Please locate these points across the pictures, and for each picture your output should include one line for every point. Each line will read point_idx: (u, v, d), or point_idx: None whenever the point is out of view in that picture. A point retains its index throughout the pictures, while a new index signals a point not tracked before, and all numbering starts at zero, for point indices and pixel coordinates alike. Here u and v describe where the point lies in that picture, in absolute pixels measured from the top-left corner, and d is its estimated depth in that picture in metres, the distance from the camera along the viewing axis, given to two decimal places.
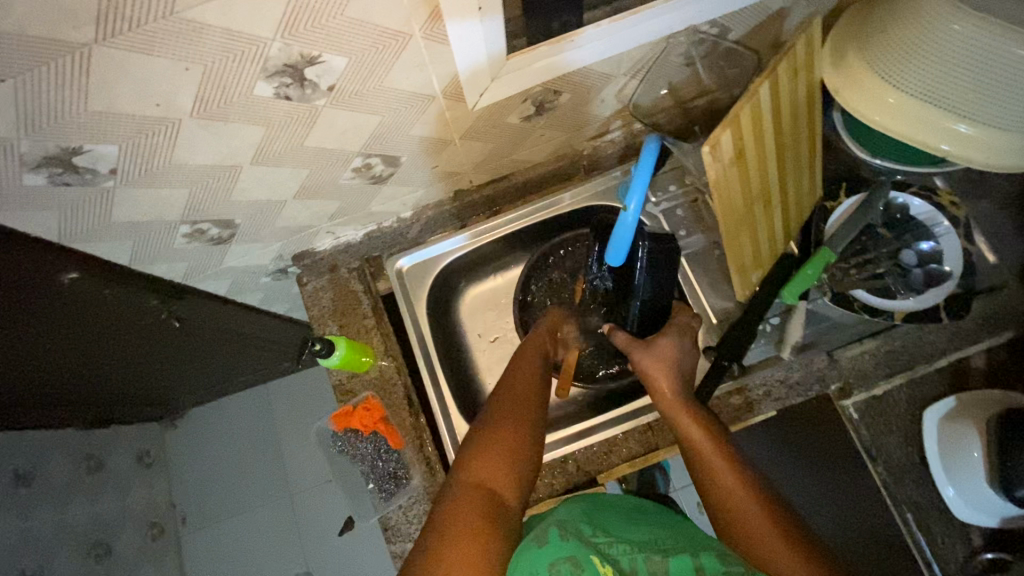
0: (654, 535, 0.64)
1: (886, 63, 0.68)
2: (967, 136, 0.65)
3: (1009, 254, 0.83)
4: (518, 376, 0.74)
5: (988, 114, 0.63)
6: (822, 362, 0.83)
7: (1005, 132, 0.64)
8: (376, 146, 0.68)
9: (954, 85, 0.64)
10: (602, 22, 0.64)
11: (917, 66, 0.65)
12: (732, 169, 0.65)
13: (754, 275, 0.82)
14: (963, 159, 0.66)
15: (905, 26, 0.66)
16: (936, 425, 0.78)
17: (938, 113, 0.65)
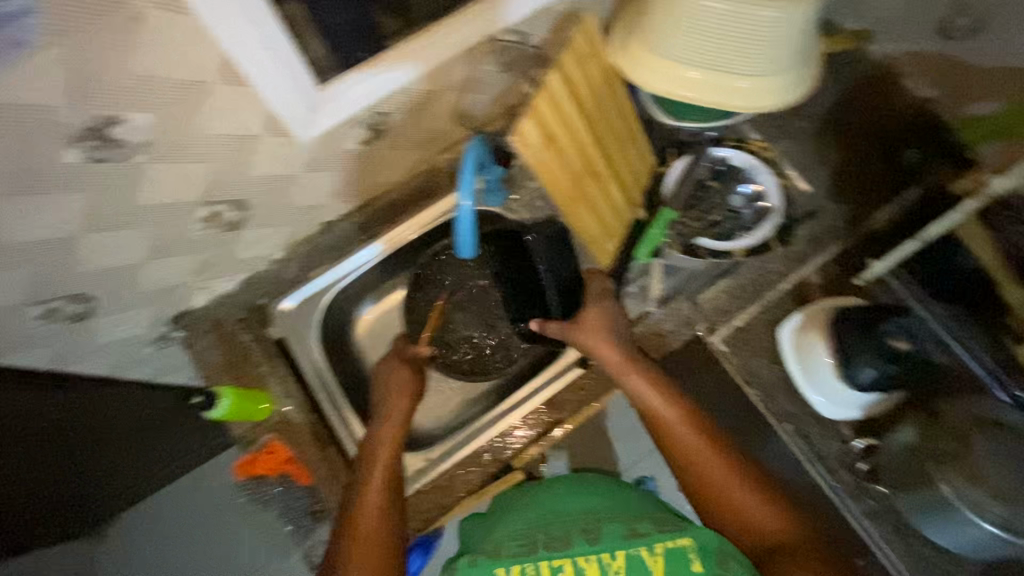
0: (591, 519, 0.71)
1: (663, 44, 0.76)
2: (751, 88, 0.76)
3: (817, 182, 0.96)
4: (371, 477, 0.73)
5: (758, 67, 0.74)
6: (687, 308, 0.91)
7: (774, 78, 0.75)
8: (218, 192, 0.71)
9: (723, 51, 0.73)
10: (401, 47, 0.71)
11: (689, 43, 0.74)
12: (547, 154, 0.73)
13: (607, 243, 0.91)
14: (754, 109, 0.77)
15: (667, 9, 0.74)
16: (790, 339, 0.87)
17: (722, 77, 0.75)
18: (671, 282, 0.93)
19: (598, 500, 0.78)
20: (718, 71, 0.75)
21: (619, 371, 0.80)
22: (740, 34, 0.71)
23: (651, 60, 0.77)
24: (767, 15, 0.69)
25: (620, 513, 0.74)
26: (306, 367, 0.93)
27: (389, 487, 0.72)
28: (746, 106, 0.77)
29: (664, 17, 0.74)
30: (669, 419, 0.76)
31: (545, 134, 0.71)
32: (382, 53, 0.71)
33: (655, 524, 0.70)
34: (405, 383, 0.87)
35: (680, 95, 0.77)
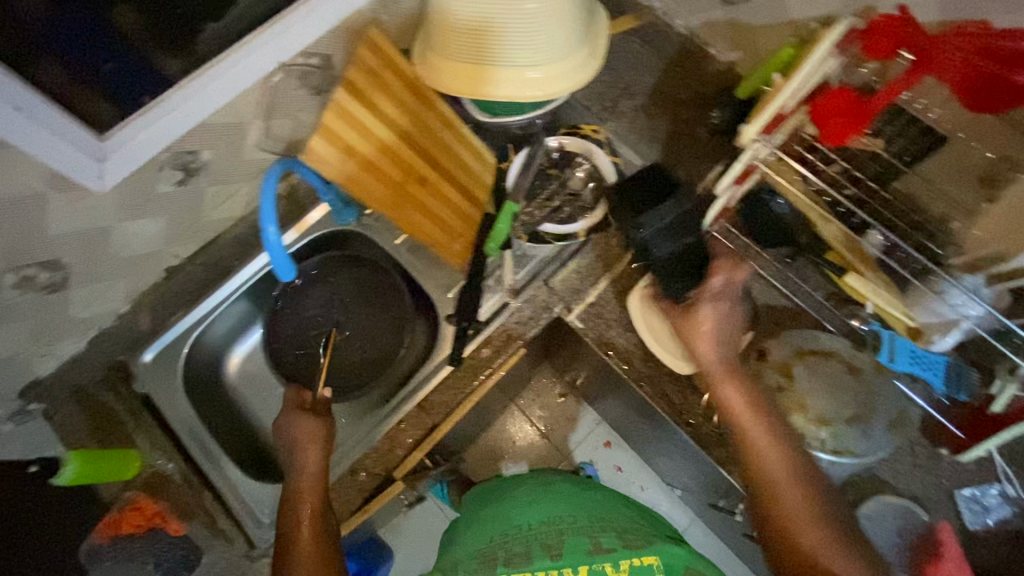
0: (554, 531, 0.76)
1: (449, 50, 0.79)
2: (543, 77, 0.79)
3: (648, 155, 1.01)
4: (301, 520, 0.72)
5: (542, 56, 0.78)
6: (542, 292, 0.95)
7: (564, 63, 0.79)
8: (23, 256, 0.71)
9: (508, 46, 0.77)
10: (184, 84, 0.72)
11: (475, 43, 0.77)
12: (352, 166, 0.75)
13: (454, 243, 0.93)
14: (555, 94, 0.80)
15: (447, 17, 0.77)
16: (638, 304, 0.91)
17: (513, 71, 0.78)
18: (526, 270, 0.95)
19: (566, 503, 0.82)
20: (510, 65, 0.78)
21: (717, 375, 0.79)
22: (516, 27, 0.75)
23: (443, 66, 0.80)
24: (530, 7, 0.74)
25: (584, 518, 0.78)
26: (168, 417, 0.90)
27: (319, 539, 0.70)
28: (545, 94, 0.80)
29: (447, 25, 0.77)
30: (766, 450, 0.73)
31: (342, 150, 0.73)
32: (166, 92, 0.71)
33: (620, 534, 0.74)
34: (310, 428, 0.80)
35: (483, 94, 0.80)
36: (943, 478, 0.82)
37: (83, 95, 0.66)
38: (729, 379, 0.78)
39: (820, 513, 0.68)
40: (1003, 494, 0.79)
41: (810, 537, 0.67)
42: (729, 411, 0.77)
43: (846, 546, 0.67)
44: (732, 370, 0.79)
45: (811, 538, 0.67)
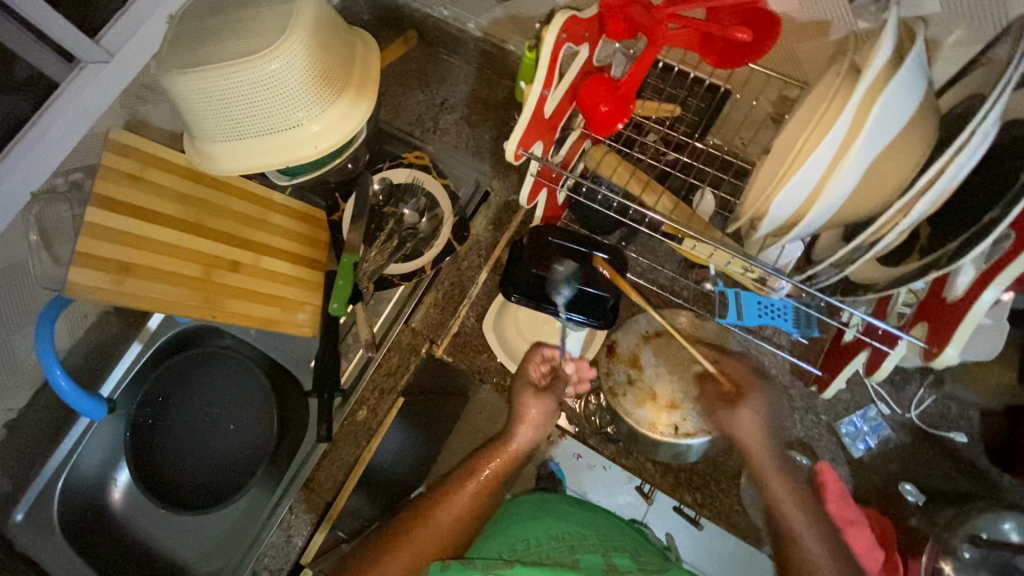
0: (567, 548, 0.69)
1: (213, 134, 0.73)
2: (324, 129, 0.74)
3: (477, 169, 0.99)
4: (466, 481, 0.73)
5: (312, 110, 0.73)
6: (406, 334, 0.94)
7: (337, 108, 0.74)
8: None
9: (264, 111, 0.71)
10: None
11: (229, 120, 0.72)
12: (135, 282, 0.72)
13: (298, 313, 0.87)
14: (341, 142, 0.75)
15: (189, 104, 0.72)
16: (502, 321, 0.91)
17: (287, 135, 0.73)
18: (384, 318, 0.93)
19: (573, 520, 0.75)
20: (278, 130, 0.72)
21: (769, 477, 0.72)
22: (260, 91, 0.69)
23: (214, 152, 0.74)
24: (273, 67, 0.69)
25: (594, 537, 0.72)
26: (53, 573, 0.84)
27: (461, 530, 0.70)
28: (334, 146, 0.75)
29: (193, 112, 0.72)
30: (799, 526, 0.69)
31: (114, 272, 0.71)
32: None
33: (633, 556, 0.70)
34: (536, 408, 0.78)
35: (263, 168, 0.74)
36: (822, 415, 0.82)
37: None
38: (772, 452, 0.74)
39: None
40: (879, 414, 0.81)
41: None
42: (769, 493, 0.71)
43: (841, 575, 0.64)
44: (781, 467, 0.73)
45: None
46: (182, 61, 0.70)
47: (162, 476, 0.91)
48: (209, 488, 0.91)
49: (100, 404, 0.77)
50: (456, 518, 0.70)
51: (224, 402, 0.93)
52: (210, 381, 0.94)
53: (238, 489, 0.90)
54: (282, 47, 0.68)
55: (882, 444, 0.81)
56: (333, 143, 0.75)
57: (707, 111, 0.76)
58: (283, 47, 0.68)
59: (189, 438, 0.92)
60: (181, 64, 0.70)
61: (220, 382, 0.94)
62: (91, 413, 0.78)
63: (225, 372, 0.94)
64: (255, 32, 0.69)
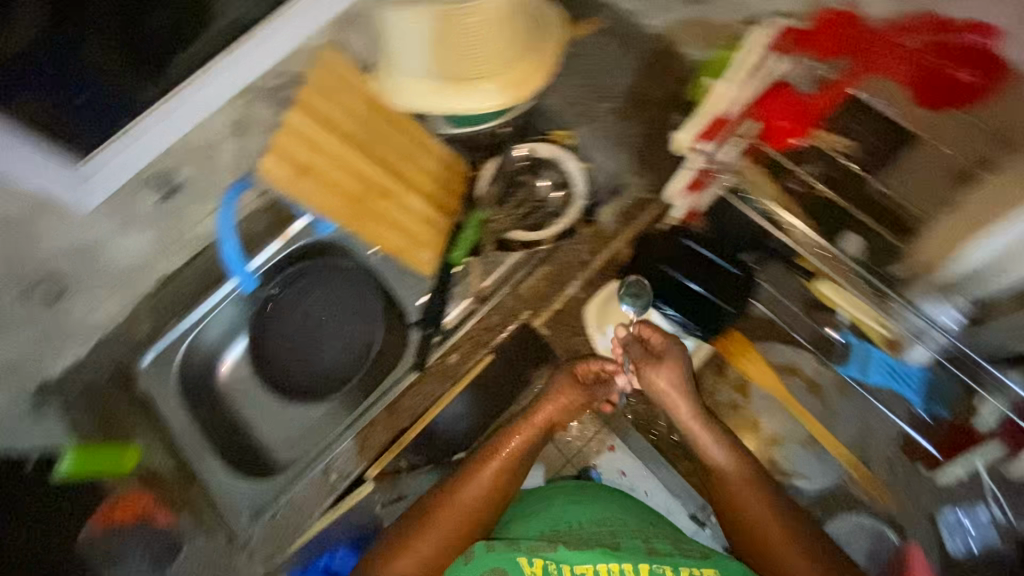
0: (607, 531, 0.72)
1: (398, 68, 0.80)
2: (494, 88, 0.78)
3: (618, 159, 1.00)
4: (483, 463, 0.79)
5: (489, 68, 0.77)
6: (508, 297, 0.97)
7: (514, 71, 0.79)
8: (23, 268, 0.78)
9: (453, 56, 0.76)
10: (154, 107, 0.76)
11: (421, 57, 0.77)
12: (305, 183, 0.79)
13: (422, 252, 0.94)
14: (507, 104, 0.80)
15: (391, 35, 0.78)
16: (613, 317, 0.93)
17: (461, 85, 0.78)
18: (495, 276, 0.97)
19: (612, 506, 0.77)
20: (458, 77, 0.78)
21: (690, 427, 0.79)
22: (458, 39, 0.75)
23: (394, 85, 0.80)
24: (469, 21, 0.73)
25: (634, 523, 0.74)
26: (166, 415, 0.97)
27: (475, 520, 0.76)
28: (498, 105, 0.79)
29: (392, 42, 0.78)
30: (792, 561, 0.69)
31: (295, 169, 0.79)
32: (138, 116, 0.76)
33: (674, 543, 0.72)
34: (563, 396, 0.85)
35: (435, 108, 0.80)
36: None
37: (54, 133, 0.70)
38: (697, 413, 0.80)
39: (801, 549, 0.70)
40: (992, 522, 0.70)
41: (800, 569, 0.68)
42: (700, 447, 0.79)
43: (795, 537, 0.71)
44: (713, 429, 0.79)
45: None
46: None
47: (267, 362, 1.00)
48: (302, 385, 0.99)
49: (248, 275, 0.92)
50: (472, 501, 0.77)
51: (336, 312, 1.01)
52: (330, 291, 1.01)
53: (326, 393, 0.98)
54: (483, 4, 0.73)
55: (987, 552, 0.71)
56: (499, 103, 0.79)
57: (885, 152, 0.73)
58: (483, 4, 0.73)
59: (298, 334, 1.01)
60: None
61: (335, 291, 1.01)
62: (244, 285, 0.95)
63: (342, 285, 1.02)
64: None
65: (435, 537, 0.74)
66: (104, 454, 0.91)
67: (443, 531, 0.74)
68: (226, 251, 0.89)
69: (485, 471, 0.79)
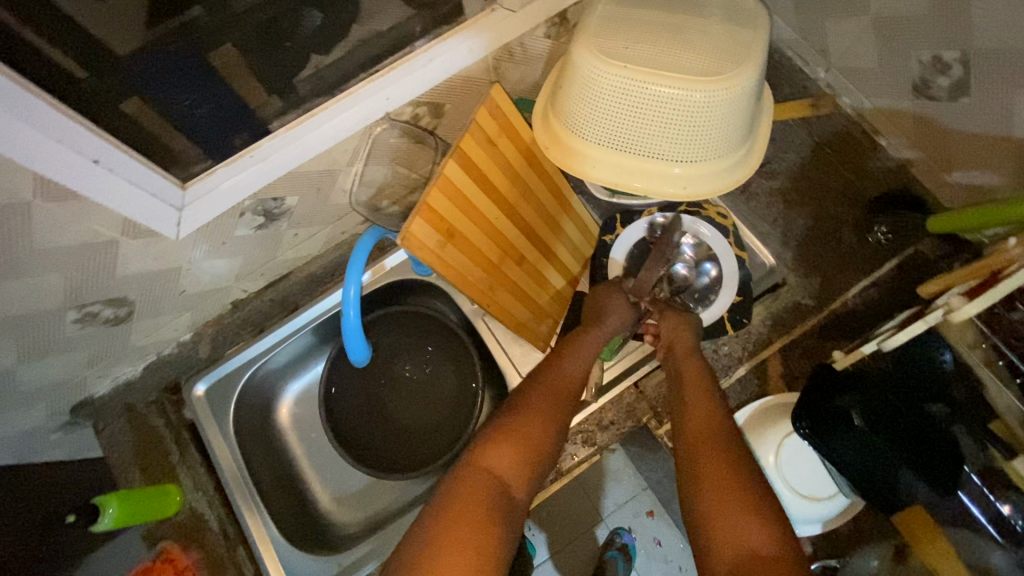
0: None
1: (579, 124, 0.65)
2: (688, 173, 0.65)
3: (780, 251, 0.85)
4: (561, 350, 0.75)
5: (692, 152, 0.64)
6: (631, 394, 0.81)
7: (717, 159, 0.65)
8: (88, 295, 0.65)
9: (653, 133, 0.62)
10: (278, 133, 0.63)
11: (614, 123, 0.63)
12: (451, 250, 0.65)
13: (541, 325, 0.83)
14: (696, 196, 0.67)
15: (584, 89, 0.63)
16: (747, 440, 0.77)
17: (651, 163, 0.65)
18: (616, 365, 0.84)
19: None
20: (651, 157, 0.64)
21: (681, 366, 0.72)
22: (670, 117, 0.61)
23: (567, 145, 0.66)
24: (696, 98, 0.59)
25: None
26: (221, 457, 0.86)
27: (558, 417, 0.67)
28: (685, 193, 0.66)
29: (582, 99, 0.63)
30: (747, 532, 0.53)
31: (443, 235, 0.64)
32: (258, 140, 0.63)
33: None
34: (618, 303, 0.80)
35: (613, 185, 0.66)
36: None
37: (157, 122, 0.59)
38: (688, 360, 0.72)
39: (768, 513, 0.54)
40: None
41: (752, 526, 0.53)
42: (677, 374, 0.72)
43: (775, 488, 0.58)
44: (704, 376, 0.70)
45: (760, 534, 0.52)
46: (606, 43, 0.61)
47: (344, 412, 0.89)
48: (377, 443, 0.89)
49: (363, 353, 0.72)
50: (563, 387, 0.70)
51: (424, 362, 0.91)
52: (415, 339, 0.92)
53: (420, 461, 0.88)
54: (720, 82, 0.59)
55: None
56: (687, 193, 0.66)
57: None
58: (720, 82, 0.59)
59: (380, 382, 0.91)
60: (605, 47, 0.60)
61: (427, 339, 0.92)
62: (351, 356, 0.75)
63: (435, 336, 0.91)
64: (698, 50, 0.60)
65: (512, 445, 0.62)
66: (148, 502, 0.78)
67: (526, 436, 0.64)
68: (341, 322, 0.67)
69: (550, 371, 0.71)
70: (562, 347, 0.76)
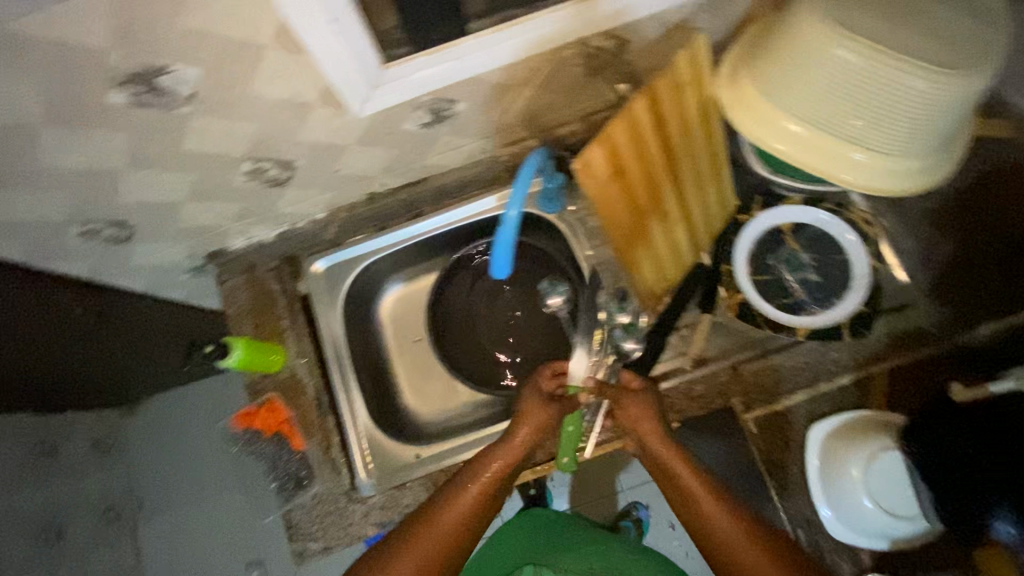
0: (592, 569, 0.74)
1: (772, 84, 0.65)
2: (868, 163, 0.64)
3: (918, 272, 0.82)
4: (496, 447, 0.71)
5: (880, 141, 0.62)
6: (726, 375, 0.81)
7: (903, 156, 0.63)
8: (264, 151, 0.68)
9: (850, 110, 0.61)
10: (482, 33, 0.64)
11: (813, 91, 0.62)
12: (614, 187, 0.66)
13: (659, 285, 0.83)
14: (868, 189, 0.65)
15: (793, 50, 0.62)
16: (821, 443, 0.79)
17: (833, 140, 0.63)
18: (719, 343, 0.83)
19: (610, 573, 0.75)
20: (837, 135, 0.63)
21: (664, 455, 0.69)
22: (877, 97, 0.59)
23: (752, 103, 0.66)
24: (912, 84, 0.57)
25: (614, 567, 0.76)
26: (325, 333, 0.92)
27: (483, 503, 0.65)
28: (857, 183, 0.64)
29: (787, 60, 0.63)
30: None
31: (611, 169, 0.64)
32: (461, 36, 0.64)
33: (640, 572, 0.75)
34: (535, 408, 0.74)
35: (787, 152, 0.65)
36: None
37: None
38: (653, 439, 0.70)
39: None
40: None
41: None
42: (668, 462, 0.68)
43: (774, 558, 0.59)
44: (690, 460, 0.67)
45: None
46: (838, 8, 0.59)
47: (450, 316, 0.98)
48: (470, 356, 0.98)
49: (501, 256, 0.75)
50: (474, 492, 0.66)
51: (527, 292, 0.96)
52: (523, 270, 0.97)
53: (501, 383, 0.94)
54: (944, 74, 0.57)
55: None
56: (860, 183, 0.64)
57: None
58: (944, 74, 0.56)
59: None
60: (835, 9, 0.59)
61: (535, 272, 0.97)
62: (492, 267, 0.82)
63: (544, 270, 0.97)
64: (933, 36, 0.57)
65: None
66: (263, 352, 0.84)
67: (451, 533, 0.62)
68: (499, 233, 0.73)
69: (491, 460, 0.69)
70: (519, 425, 0.73)
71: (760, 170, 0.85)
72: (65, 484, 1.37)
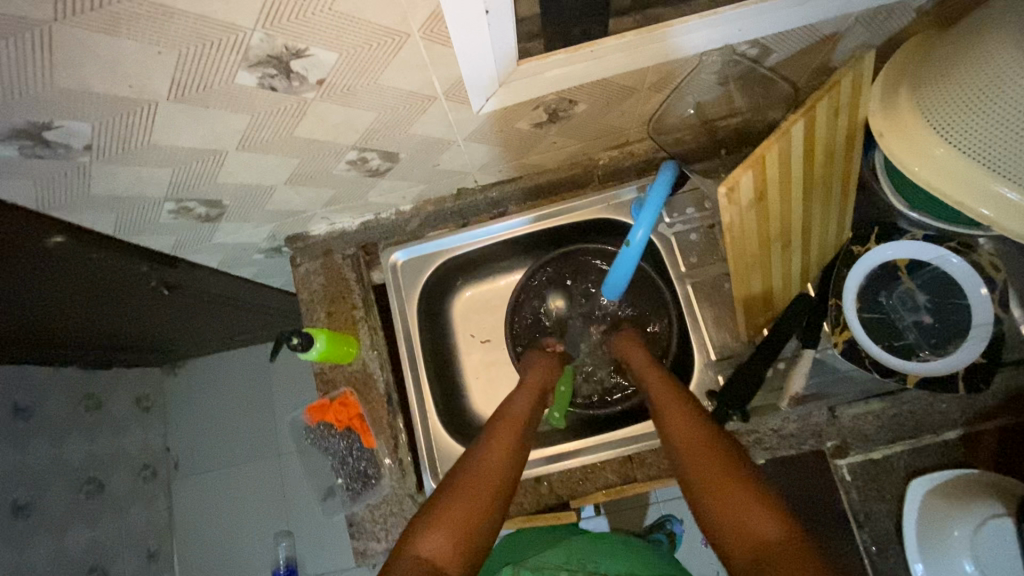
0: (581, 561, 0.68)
1: (933, 105, 0.60)
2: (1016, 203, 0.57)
3: None
4: (514, 396, 0.74)
5: None
6: (821, 418, 0.78)
7: None
8: (373, 142, 0.64)
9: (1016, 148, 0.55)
10: (627, 34, 0.57)
11: (978, 119, 0.57)
12: (751, 211, 0.62)
13: (762, 315, 0.78)
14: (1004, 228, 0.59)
15: (970, 72, 0.57)
16: (919, 500, 0.75)
17: (980, 171, 0.58)
18: (818, 381, 0.79)
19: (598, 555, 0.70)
20: (989, 168, 0.57)
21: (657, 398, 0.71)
22: None
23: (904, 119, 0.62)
24: None
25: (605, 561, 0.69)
26: (399, 328, 0.90)
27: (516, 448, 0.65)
28: (995, 220, 0.59)
29: (957, 82, 0.58)
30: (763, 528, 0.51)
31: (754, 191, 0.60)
32: (602, 35, 0.58)
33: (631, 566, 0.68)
34: (544, 359, 0.82)
35: (922, 177, 0.61)
36: None
37: None
38: (653, 382, 0.72)
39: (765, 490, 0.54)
40: None
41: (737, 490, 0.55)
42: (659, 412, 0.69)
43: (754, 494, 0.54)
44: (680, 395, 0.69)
45: (754, 509, 0.52)
46: None
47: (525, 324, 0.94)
48: None
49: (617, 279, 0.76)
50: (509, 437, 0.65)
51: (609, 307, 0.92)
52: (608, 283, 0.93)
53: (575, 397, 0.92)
54: None
55: None
56: (996, 222, 0.59)
57: None
58: None
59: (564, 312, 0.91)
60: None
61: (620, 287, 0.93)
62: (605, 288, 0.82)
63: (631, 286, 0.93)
64: None
65: (457, 518, 0.55)
66: (342, 345, 0.82)
67: (484, 483, 0.59)
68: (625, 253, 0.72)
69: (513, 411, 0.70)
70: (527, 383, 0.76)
71: (897, 208, 0.79)
72: (110, 439, 1.36)
